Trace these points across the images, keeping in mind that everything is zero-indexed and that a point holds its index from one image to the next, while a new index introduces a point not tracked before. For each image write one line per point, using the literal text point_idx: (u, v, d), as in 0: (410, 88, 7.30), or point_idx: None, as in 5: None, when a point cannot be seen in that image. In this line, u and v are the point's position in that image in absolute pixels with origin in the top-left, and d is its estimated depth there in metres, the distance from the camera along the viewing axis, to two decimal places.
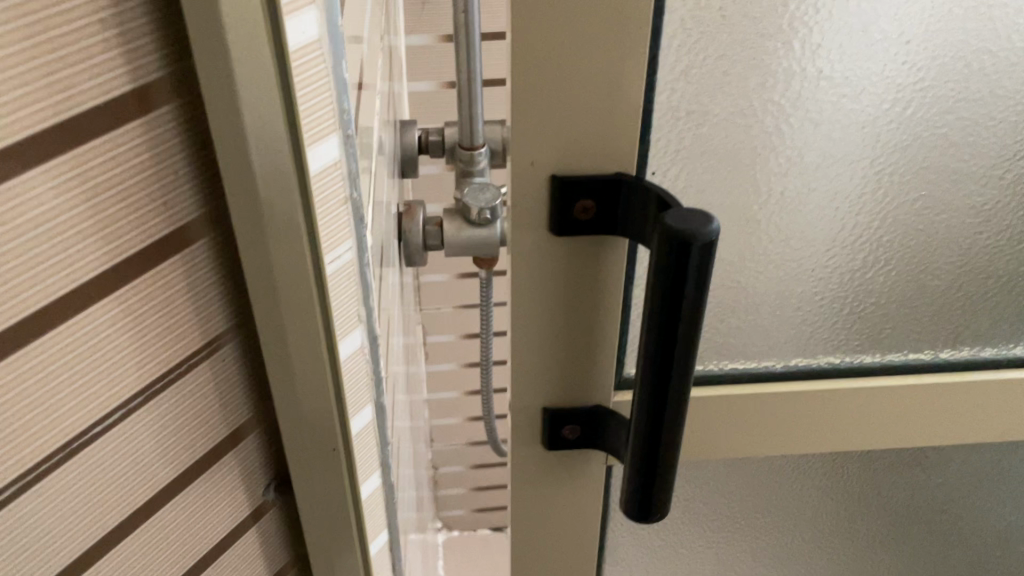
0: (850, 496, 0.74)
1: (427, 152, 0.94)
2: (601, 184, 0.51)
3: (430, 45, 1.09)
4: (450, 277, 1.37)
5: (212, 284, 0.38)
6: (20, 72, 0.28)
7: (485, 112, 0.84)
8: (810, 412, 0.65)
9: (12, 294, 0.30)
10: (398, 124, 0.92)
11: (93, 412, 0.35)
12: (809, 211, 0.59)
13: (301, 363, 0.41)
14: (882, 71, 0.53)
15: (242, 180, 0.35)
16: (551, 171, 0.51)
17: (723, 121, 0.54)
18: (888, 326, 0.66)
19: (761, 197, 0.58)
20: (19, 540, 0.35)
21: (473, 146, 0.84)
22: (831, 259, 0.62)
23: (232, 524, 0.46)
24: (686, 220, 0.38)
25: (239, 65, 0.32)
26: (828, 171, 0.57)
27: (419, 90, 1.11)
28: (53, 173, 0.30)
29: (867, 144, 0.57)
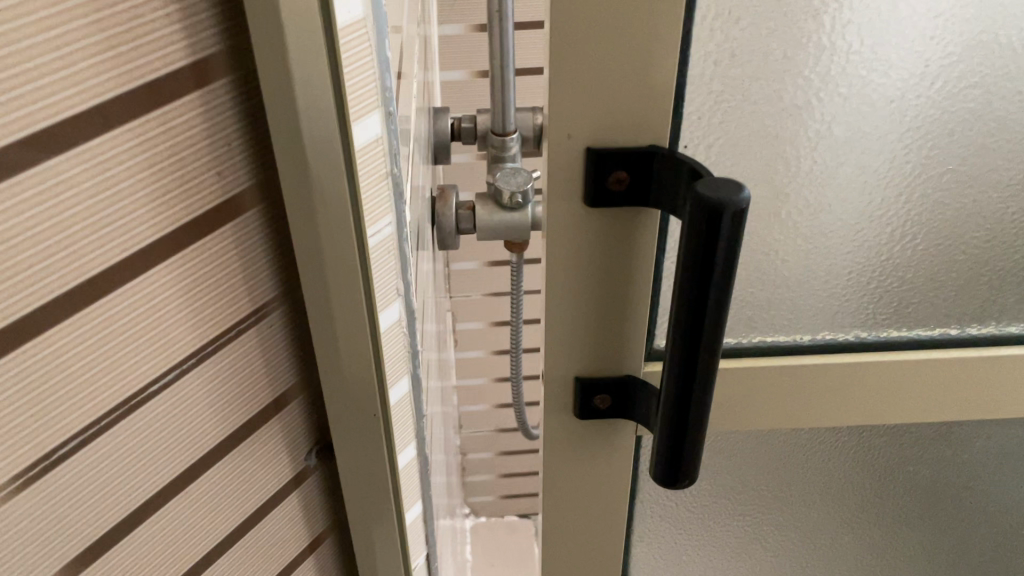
0: (889, 488, 0.72)
1: (459, 139, 0.96)
2: (637, 152, 0.45)
3: (462, 34, 1.10)
4: (480, 265, 1.38)
5: (261, 252, 0.40)
6: (91, 44, 0.29)
7: (516, 98, 0.85)
8: (858, 397, 0.59)
9: (81, 255, 0.32)
10: (431, 111, 0.94)
11: (151, 371, 0.37)
12: (865, 175, 0.52)
13: (344, 331, 0.43)
14: (934, 35, 0.47)
15: (291, 151, 0.37)
16: (585, 141, 0.45)
17: (768, 93, 0.48)
18: (942, 304, 0.59)
19: (815, 171, 0.51)
20: (82, 490, 0.36)
21: (505, 132, 0.86)
22: (891, 239, 0.56)
23: (276, 487, 0.48)
24: (717, 188, 0.34)
25: (292, 39, 0.33)
26: (887, 133, 0.51)
27: (451, 79, 1.13)
28: (118, 140, 0.32)
29: (923, 115, 0.50)
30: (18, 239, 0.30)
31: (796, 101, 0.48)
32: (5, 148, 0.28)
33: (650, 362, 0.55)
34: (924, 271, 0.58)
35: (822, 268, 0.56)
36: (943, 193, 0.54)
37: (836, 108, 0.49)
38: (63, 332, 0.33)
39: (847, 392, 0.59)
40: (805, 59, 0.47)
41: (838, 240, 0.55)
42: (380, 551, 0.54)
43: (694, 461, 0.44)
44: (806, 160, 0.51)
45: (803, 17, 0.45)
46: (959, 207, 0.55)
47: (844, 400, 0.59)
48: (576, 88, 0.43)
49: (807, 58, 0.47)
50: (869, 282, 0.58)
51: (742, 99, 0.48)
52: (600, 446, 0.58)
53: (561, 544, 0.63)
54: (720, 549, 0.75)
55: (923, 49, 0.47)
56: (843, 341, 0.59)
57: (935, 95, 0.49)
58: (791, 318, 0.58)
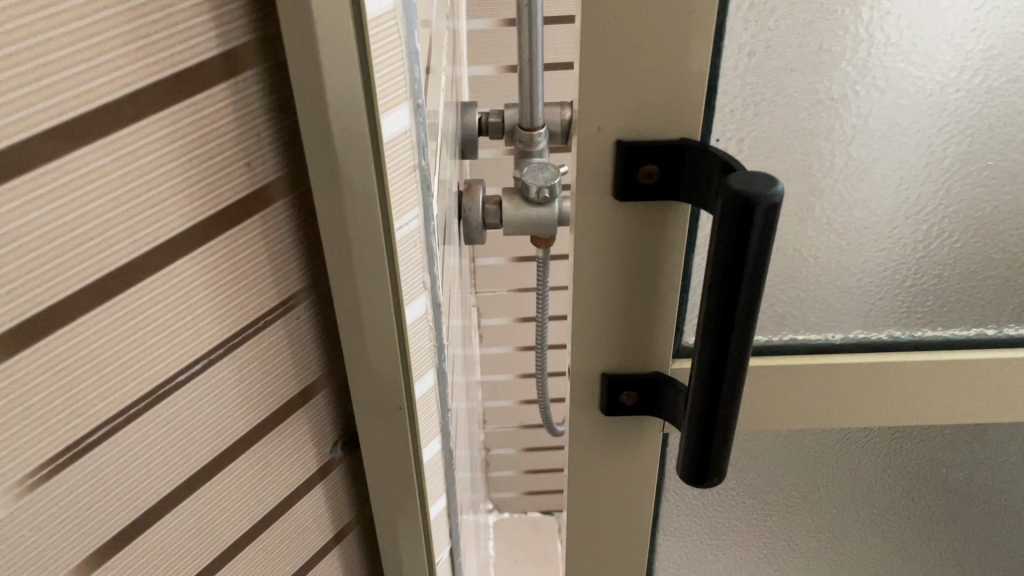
0: (917, 492, 0.71)
1: (487, 133, 0.96)
2: (667, 146, 0.44)
3: (490, 29, 1.10)
4: (505, 261, 1.38)
5: (288, 244, 0.40)
6: (121, 32, 0.29)
7: (545, 92, 0.85)
8: (890, 397, 0.58)
9: (110, 244, 0.32)
10: (459, 106, 0.94)
11: (179, 360, 0.37)
12: (901, 170, 0.51)
13: (371, 324, 0.43)
14: (975, 26, 0.46)
15: (320, 141, 0.36)
16: (615, 135, 0.45)
17: (802, 85, 0.47)
18: (976, 303, 0.58)
19: (848, 166, 0.50)
20: (109, 478, 0.37)
21: (533, 127, 0.85)
22: (926, 236, 0.55)
23: (301, 479, 0.48)
24: (749, 181, 0.34)
25: (322, 28, 0.33)
26: (924, 128, 0.49)
27: (479, 74, 1.13)
28: (147, 131, 0.32)
29: (962, 109, 0.49)
30: (48, 227, 0.30)
31: (834, 94, 0.47)
32: (36, 136, 0.28)
33: (678, 359, 0.54)
34: (959, 270, 0.57)
35: (857, 264, 0.55)
36: (979, 190, 0.53)
37: (874, 103, 0.48)
38: (91, 321, 0.33)
39: (879, 392, 0.58)
40: (841, 51, 0.46)
41: (873, 238, 0.54)
42: (404, 545, 0.54)
43: (722, 459, 0.43)
44: (841, 157, 0.50)
45: (839, 8, 0.44)
46: (996, 207, 0.54)
47: (876, 401, 0.58)
48: (608, 78, 0.43)
49: (842, 50, 0.46)
50: (902, 278, 0.57)
51: (777, 91, 0.47)
52: (626, 442, 0.58)
53: (585, 541, 0.63)
54: (746, 549, 0.74)
55: (963, 42, 0.46)
56: (876, 340, 0.58)
57: (975, 90, 0.48)
58: (823, 316, 0.57)
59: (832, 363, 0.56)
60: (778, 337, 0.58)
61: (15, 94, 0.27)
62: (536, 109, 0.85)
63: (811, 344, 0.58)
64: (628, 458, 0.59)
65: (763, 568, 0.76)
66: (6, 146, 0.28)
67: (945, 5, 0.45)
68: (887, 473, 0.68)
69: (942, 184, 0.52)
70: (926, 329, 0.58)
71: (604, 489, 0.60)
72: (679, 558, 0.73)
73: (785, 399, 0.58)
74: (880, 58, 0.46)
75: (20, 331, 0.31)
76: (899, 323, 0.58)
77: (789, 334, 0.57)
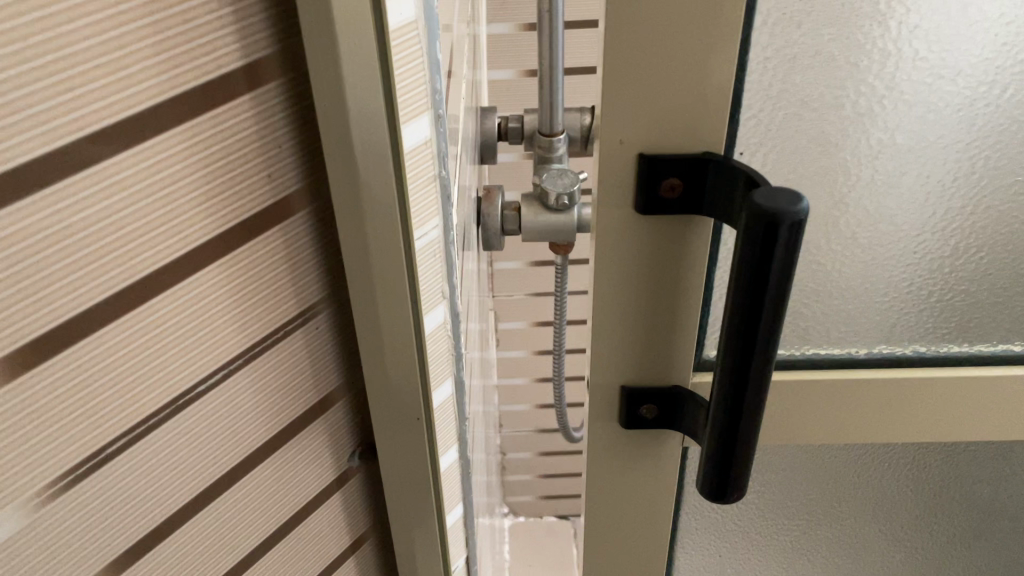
0: (940, 508, 0.70)
1: (506, 138, 0.96)
2: (689, 159, 0.44)
3: (511, 33, 1.10)
4: (523, 265, 1.38)
5: (308, 254, 0.40)
6: (145, 46, 0.29)
7: (565, 98, 0.84)
8: (916, 412, 0.57)
9: (131, 256, 0.32)
10: (479, 111, 0.94)
11: (198, 371, 0.37)
12: (929, 184, 0.50)
13: (389, 334, 0.42)
14: (1007, 39, 0.45)
15: (341, 153, 0.36)
16: (639, 149, 0.44)
17: (828, 97, 0.46)
18: (1003, 317, 0.57)
19: (874, 179, 0.50)
20: (129, 487, 0.37)
21: (553, 133, 0.85)
22: (952, 250, 0.54)
23: (319, 487, 0.48)
24: (774, 198, 0.33)
25: (344, 41, 0.33)
26: (952, 141, 0.49)
27: (499, 78, 1.13)
28: (169, 142, 0.32)
29: (992, 123, 0.48)
30: (69, 240, 0.30)
31: (861, 107, 0.47)
32: (58, 150, 0.28)
33: (699, 372, 0.54)
34: (985, 284, 0.56)
35: (882, 277, 0.55)
36: (1008, 204, 0.52)
37: (902, 116, 0.47)
38: (111, 333, 0.33)
39: (904, 407, 0.57)
40: (868, 63, 0.45)
41: (898, 251, 0.53)
42: (420, 555, 0.54)
43: (744, 475, 0.43)
44: (866, 169, 0.49)
45: (868, 20, 0.44)
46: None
47: (901, 415, 0.57)
48: (633, 88, 0.42)
49: (870, 62, 0.45)
50: (928, 292, 0.56)
51: (803, 104, 0.47)
52: (646, 455, 0.57)
53: (603, 553, 0.63)
54: (766, 562, 0.73)
55: (995, 55, 0.46)
56: (901, 356, 0.57)
57: (1005, 103, 0.48)
58: (847, 329, 0.57)
59: (856, 379, 0.56)
60: (803, 351, 0.57)
61: (38, 109, 0.27)
62: (556, 114, 0.84)
63: (836, 358, 0.57)
64: (646, 471, 0.59)
65: None
66: (28, 161, 0.28)
67: (976, 18, 0.44)
68: (909, 489, 0.67)
69: (970, 198, 0.52)
70: (952, 343, 0.58)
71: (622, 501, 0.60)
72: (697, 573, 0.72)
73: (808, 413, 0.57)
74: (909, 71, 0.46)
75: (42, 343, 0.31)
76: (925, 337, 0.57)
77: (814, 347, 0.57)
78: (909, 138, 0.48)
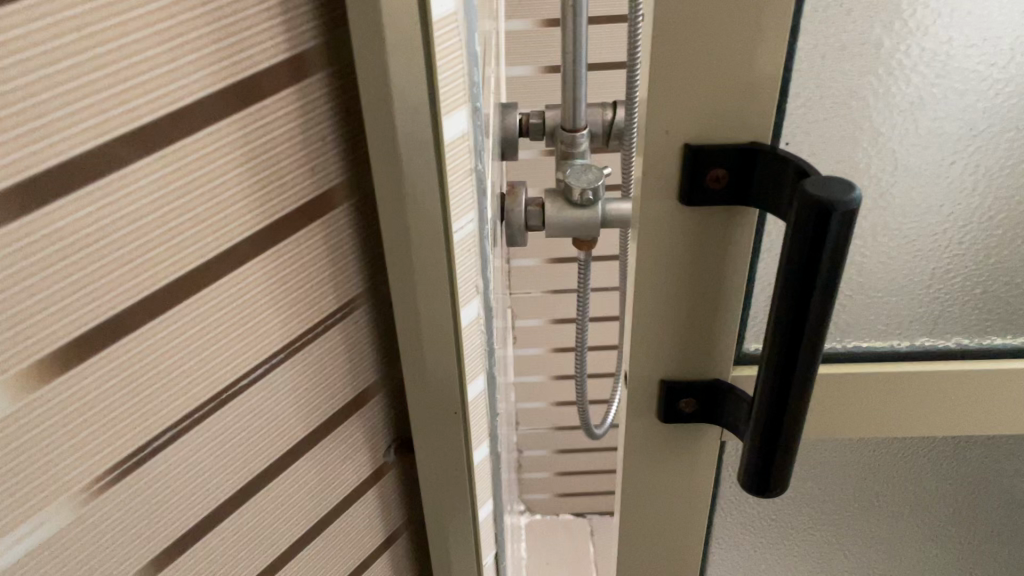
0: (976, 503, 0.69)
1: (527, 135, 0.96)
2: (735, 151, 0.44)
3: (531, 30, 1.09)
4: (541, 262, 1.38)
5: (349, 248, 0.40)
6: (195, 37, 0.29)
7: (587, 93, 0.84)
8: (957, 404, 0.57)
9: (179, 250, 0.32)
10: (500, 108, 0.94)
11: (242, 364, 0.37)
12: (969, 174, 0.50)
13: (428, 328, 0.42)
14: None
15: (384, 145, 0.36)
16: (684, 140, 0.44)
17: (874, 87, 0.46)
18: None
19: (916, 169, 0.49)
20: (173, 480, 0.37)
21: (576, 128, 0.86)
22: (995, 241, 0.53)
23: (356, 482, 0.48)
24: (826, 187, 0.33)
25: (391, 33, 0.33)
26: (998, 131, 0.48)
27: (518, 75, 1.13)
28: (217, 134, 0.32)
29: None
30: (120, 232, 0.30)
31: (906, 97, 0.46)
32: (109, 142, 0.28)
33: (740, 365, 0.54)
34: None
35: (923, 268, 0.54)
36: None
37: (948, 107, 0.47)
38: (159, 327, 0.33)
39: (945, 400, 0.56)
40: (915, 53, 0.45)
41: (940, 243, 0.53)
42: (454, 550, 0.54)
43: (786, 469, 0.42)
44: (909, 160, 0.49)
45: (916, 9, 0.43)
46: None
47: (941, 408, 0.57)
48: (677, 80, 0.42)
49: (918, 52, 0.45)
50: (970, 283, 0.55)
51: (848, 94, 0.46)
52: (681, 450, 0.57)
53: (635, 549, 0.62)
54: (799, 559, 0.73)
55: None
56: (944, 348, 0.56)
57: None
58: (888, 322, 0.56)
59: (897, 373, 0.55)
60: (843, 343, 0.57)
61: (91, 101, 0.27)
62: (579, 110, 0.85)
63: (876, 350, 0.56)
64: (683, 465, 0.58)
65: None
66: (82, 153, 0.28)
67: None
68: (945, 483, 0.67)
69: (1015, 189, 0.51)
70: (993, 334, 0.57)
71: (656, 496, 0.59)
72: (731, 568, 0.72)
73: (849, 406, 0.56)
74: (955, 60, 0.45)
75: (92, 336, 0.31)
76: (967, 330, 0.57)
77: (855, 339, 0.56)
78: (954, 129, 0.48)
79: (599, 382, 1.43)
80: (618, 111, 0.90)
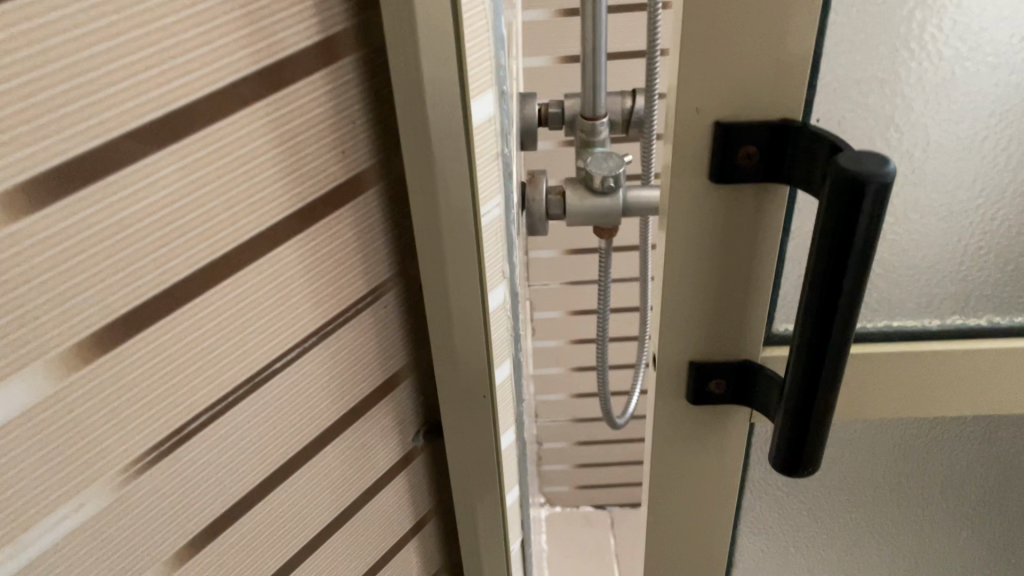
0: (1006, 485, 0.69)
1: (546, 124, 0.95)
2: (768, 129, 0.44)
3: (547, 20, 1.09)
4: (559, 254, 1.37)
5: (378, 232, 0.40)
6: (228, 21, 0.30)
7: (607, 81, 0.84)
8: (989, 383, 0.56)
9: (213, 233, 0.32)
10: (518, 98, 0.94)
11: (275, 348, 0.38)
12: (998, 152, 0.50)
13: (458, 312, 0.42)
14: None
15: (414, 128, 0.36)
16: (715, 118, 0.44)
17: (904, 62, 0.46)
18: None
19: (947, 145, 0.49)
20: (208, 463, 0.37)
21: (596, 116, 0.86)
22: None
23: (385, 467, 0.48)
24: (858, 161, 0.33)
25: (422, 14, 0.33)
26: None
27: (535, 66, 1.13)
28: (249, 118, 0.32)
29: None
30: (155, 215, 0.30)
31: (935, 72, 0.46)
32: (146, 126, 0.28)
33: (769, 346, 0.53)
34: None
35: (954, 245, 0.54)
36: None
37: (978, 81, 0.47)
38: (194, 310, 0.33)
39: (977, 379, 0.56)
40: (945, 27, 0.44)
41: (971, 220, 0.53)
42: (482, 535, 0.54)
43: (818, 448, 0.42)
44: (939, 136, 0.49)
45: None
46: None
47: (973, 388, 0.56)
48: (708, 57, 0.42)
49: (949, 26, 0.44)
50: (1000, 260, 0.55)
51: (877, 69, 0.46)
52: (707, 434, 0.57)
53: (661, 534, 0.62)
54: (828, 543, 0.73)
55: None
56: (976, 326, 0.56)
57: None
58: (918, 301, 0.56)
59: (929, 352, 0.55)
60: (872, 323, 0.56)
61: (128, 84, 0.27)
62: (598, 97, 0.85)
63: (905, 329, 0.56)
64: (710, 448, 0.58)
65: (844, 563, 0.75)
66: (118, 136, 0.28)
67: None
68: (975, 465, 0.67)
69: None
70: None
71: (682, 480, 0.60)
72: (759, 553, 0.72)
73: (879, 386, 0.56)
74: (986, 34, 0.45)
75: (129, 319, 0.31)
76: (998, 308, 0.56)
77: (885, 317, 0.56)
78: (985, 103, 0.47)
79: (618, 373, 1.43)
80: (636, 99, 0.89)
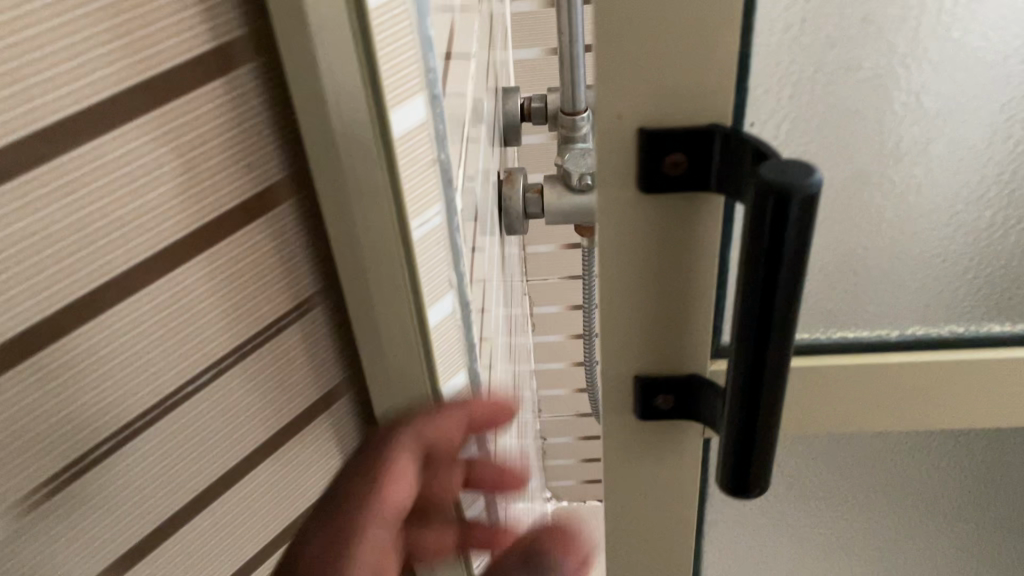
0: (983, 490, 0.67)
1: (530, 119, 0.93)
2: (690, 135, 0.42)
3: (535, 11, 1.07)
4: (557, 248, 1.35)
5: (298, 247, 0.38)
6: (100, 31, 0.28)
7: (587, 74, 0.82)
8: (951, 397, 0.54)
9: (100, 254, 0.31)
10: (501, 92, 0.92)
11: (185, 370, 0.36)
12: (963, 151, 0.47)
13: (388, 328, 0.41)
14: None
15: (322, 141, 0.34)
16: (637, 124, 0.42)
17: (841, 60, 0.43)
18: None
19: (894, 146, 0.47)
20: (117, 492, 0.36)
21: (576, 111, 0.83)
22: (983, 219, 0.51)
23: (327, 484, 0.47)
24: (782, 170, 0.31)
25: (317, 20, 0.31)
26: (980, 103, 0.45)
27: (525, 58, 1.10)
28: (135, 132, 0.30)
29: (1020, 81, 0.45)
30: (29, 238, 0.29)
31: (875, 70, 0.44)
32: (10, 145, 0.27)
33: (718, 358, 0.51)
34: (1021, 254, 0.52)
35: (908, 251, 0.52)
36: None
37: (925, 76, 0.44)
38: (86, 335, 0.32)
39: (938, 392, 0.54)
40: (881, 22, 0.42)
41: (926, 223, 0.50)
42: (435, 549, 0.52)
43: (765, 466, 0.40)
44: (886, 137, 0.46)
45: None
46: None
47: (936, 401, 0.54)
48: (624, 59, 0.40)
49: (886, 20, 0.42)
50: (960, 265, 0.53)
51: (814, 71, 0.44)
52: (671, 444, 0.55)
53: (626, 545, 0.61)
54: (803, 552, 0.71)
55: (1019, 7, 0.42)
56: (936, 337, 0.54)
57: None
58: (875, 307, 0.54)
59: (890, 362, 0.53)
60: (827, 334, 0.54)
61: None
62: (580, 91, 0.82)
63: (862, 340, 0.54)
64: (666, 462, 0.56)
65: (820, 571, 0.73)
66: None
67: None
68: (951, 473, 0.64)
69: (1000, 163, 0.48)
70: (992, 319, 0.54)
71: (648, 492, 0.58)
72: (732, 565, 0.70)
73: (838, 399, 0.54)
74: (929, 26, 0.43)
75: (9, 346, 0.29)
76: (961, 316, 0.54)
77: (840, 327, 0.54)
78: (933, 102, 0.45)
79: None
80: None
